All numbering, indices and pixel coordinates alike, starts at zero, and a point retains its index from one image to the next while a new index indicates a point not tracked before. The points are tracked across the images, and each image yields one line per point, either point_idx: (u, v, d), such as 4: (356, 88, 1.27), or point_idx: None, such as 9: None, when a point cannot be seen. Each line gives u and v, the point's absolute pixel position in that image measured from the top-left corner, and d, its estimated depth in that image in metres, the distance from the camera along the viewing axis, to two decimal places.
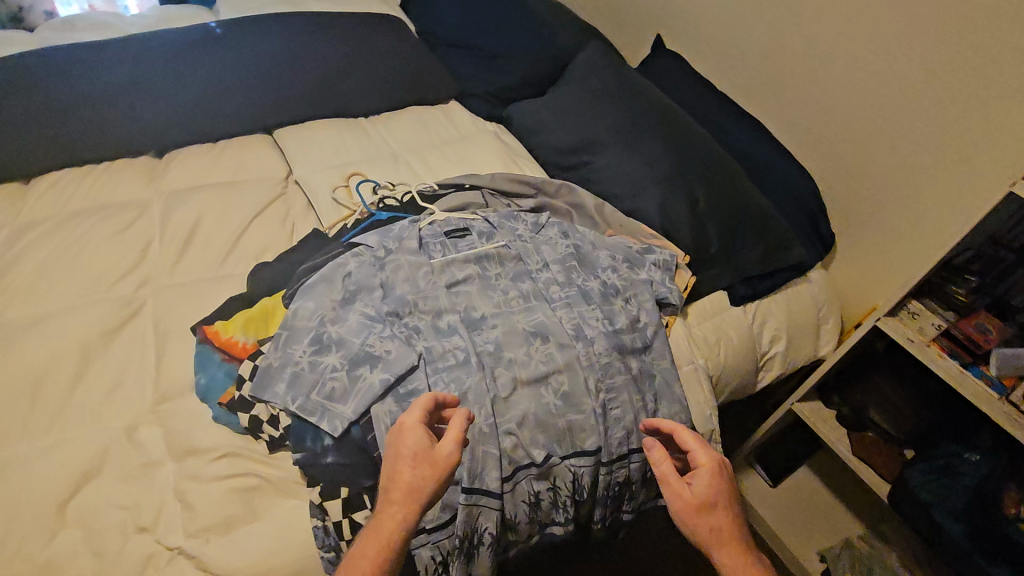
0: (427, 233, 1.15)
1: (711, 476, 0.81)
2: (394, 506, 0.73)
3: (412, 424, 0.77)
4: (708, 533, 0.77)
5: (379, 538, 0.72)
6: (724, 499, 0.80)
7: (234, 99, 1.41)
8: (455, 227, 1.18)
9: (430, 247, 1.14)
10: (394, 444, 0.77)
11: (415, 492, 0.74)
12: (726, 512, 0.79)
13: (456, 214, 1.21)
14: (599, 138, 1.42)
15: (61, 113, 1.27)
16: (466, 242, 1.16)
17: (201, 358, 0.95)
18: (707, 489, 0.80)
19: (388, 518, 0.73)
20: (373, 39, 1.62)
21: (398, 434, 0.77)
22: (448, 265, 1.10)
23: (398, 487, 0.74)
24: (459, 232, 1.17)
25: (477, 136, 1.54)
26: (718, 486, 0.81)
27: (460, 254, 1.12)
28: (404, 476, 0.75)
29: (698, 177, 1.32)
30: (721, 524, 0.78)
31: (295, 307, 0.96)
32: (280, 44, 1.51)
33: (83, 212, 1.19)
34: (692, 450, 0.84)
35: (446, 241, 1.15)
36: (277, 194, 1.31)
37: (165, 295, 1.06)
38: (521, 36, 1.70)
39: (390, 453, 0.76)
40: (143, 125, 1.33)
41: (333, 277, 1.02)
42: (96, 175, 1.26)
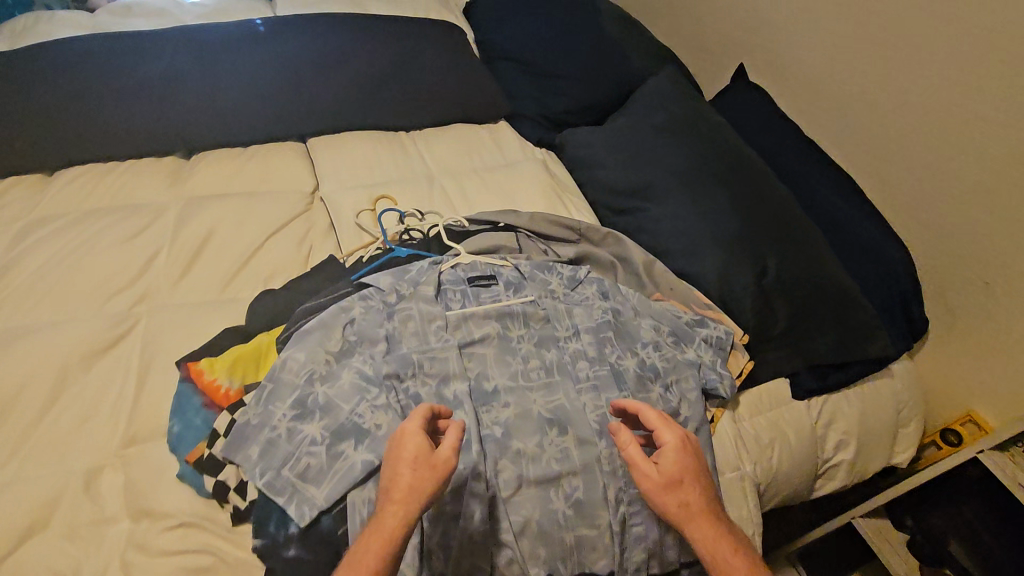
0: (448, 279, 1.02)
1: (680, 452, 0.71)
2: (391, 510, 0.61)
3: (412, 424, 0.67)
4: (677, 510, 0.69)
5: (376, 544, 0.60)
6: (698, 477, 0.71)
7: (271, 101, 1.33)
8: (480, 273, 1.05)
9: (449, 296, 1.01)
10: (392, 446, 0.66)
11: (413, 491, 0.62)
12: (700, 489, 0.70)
13: (484, 258, 1.07)
14: (658, 181, 1.25)
15: (93, 105, 1.22)
16: (490, 294, 1.02)
17: (180, 400, 0.86)
18: (675, 465, 0.70)
19: (385, 525, 0.61)
20: (426, 47, 1.51)
21: (396, 437, 0.66)
22: (465, 323, 0.97)
23: (395, 488, 0.63)
24: (484, 281, 1.04)
25: (524, 164, 1.40)
26: (688, 461, 0.71)
27: (480, 309, 0.99)
28: (399, 475, 0.63)
29: (770, 242, 1.13)
30: (692, 501, 0.69)
31: (285, 355, 0.86)
32: (325, 47, 1.41)
33: (97, 213, 1.12)
34: (660, 430, 0.73)
35: (467, 289, 1.02)
36: (299, 210, 1.21)
37: (161, 317, 0.98)
38: (586, 58, 1.54)
39: (388, 459, 0.65)
40: (173, 123, 1.26)
41: (332, 324, 0.91)
42: (118, 173, 1.19)
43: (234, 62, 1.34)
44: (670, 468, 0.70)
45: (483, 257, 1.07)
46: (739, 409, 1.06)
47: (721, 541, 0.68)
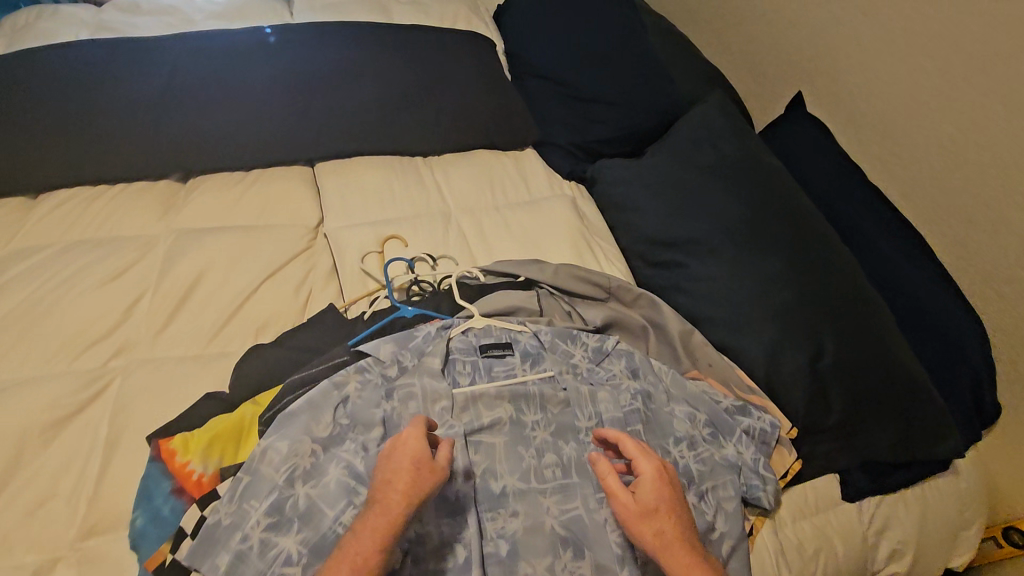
0: (458, 349, 0.91)
1: (656, 482, 0.70)
2: (382, 511, 0.63)
3: (407, 432, 0.70)
4: (653, 539, 0.67)
5: (358, 546, 0.61)
6: (675, 503, 0.70)
7: (276, 120, 1.21)
8: (494, 342, 0.93)
9: (457, 370, 0.89)
10: (385, 455, 0.69)
11: (401, 496, 0.64)
12: (675, 516, 0.69)
13: (500, 322, 0.95)
14: (699, 235, 1.11)
15: (83, 122, 1.12)
16: (504, 369, 0.91)
17: (148, 485, 0.77)
18: (649, 492, 0.69)
19: (371, 526, 0.63)
20: (447, 62, 1.37)
21: (390, 445, 0.69)
22: (473, 404, 0.85)
23: (385, 491, 0.65)
24: (498, 352, 0.92)
25: (550, 200, 1.26)
26: (664, 489, 0.70)
27: (492, 388, 0.87)
28: (389, 480, 0.65)
29: (826, 318, 0.99)
30: (668, 530, 0.68)
31: (267, 441, 0.75)
32: (336, 60, 1.28)
33: (77, 245, 1.02)
34: (637, 458, 0.73)
35: (479, 362, 0.91)
36: (300, 248, 1.10)
37: (137, 376, 0.88)
38: (624, 82, 1.39)
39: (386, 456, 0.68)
40: (169, 144, 1.15)
41: (323, 405, 0.80)
42: (106, 200, 1.09)
43: (237, 76, 1.21)
44: (645, 494, 0.69)
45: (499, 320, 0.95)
46: (778, 512, 0.93)
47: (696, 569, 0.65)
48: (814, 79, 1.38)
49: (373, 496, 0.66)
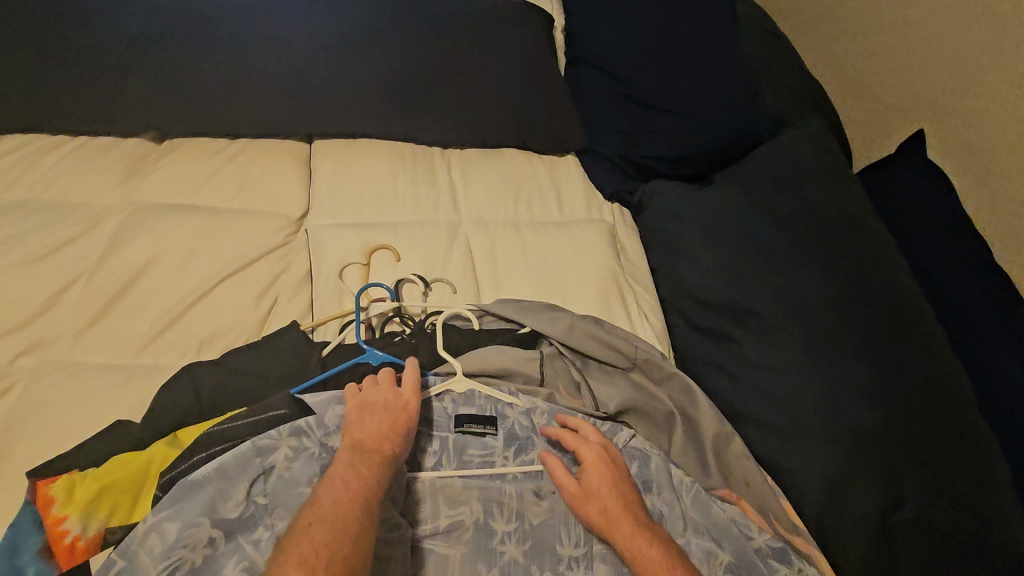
0: (426, 418, 0.73)
1: (598, 463, 0.68)
2: (361, 450, 0.63)
3: (389, 384, 0.70)
4: (596, 517, 0.65)
5: (349, 478, 0.59)
6: (623, 482, 0.68)
7: (270, 85, 1.01)
8: (473, 413, 0.74)
9: (420, 445, 0.71)
10: (363, 401, 0.68)
11: (393, 439, 0.65)
12: (622, 494, 0.66)
13: (486, 388, 0.75)
14: (759, 306, 0.87)
15: (46, 59, 0.95)
16: (479, 452, 0.72)
17: (13, 539, 0.61)
18: (593, 475, 0.67)
19: (359, 462, 0.61)
20: (486, 36, 1.12)
21: (371, 392, 0.69)
22: (429, 499, 0.68)
23: (376, 434, 0.65)
24: (476, 428, 0.73)
25: (584, 225, 1.03)
26: (607, 467, 0.68)
27: (457, 478, 0.69)
28: (379, 425, 0.66)
29: (918, 452, 0.74)
30: (611, 505, 0.65)
31: (155, 518, 0.58)
32: (353, 16, 1.07)
33: (17, 207, 0.87)
34: (571, 441, 0.70)
35: (449, 438, 0.72)
36: (276, 244, 0.91)
37: (45, 382, 0.73)
38: (697, 91, 1.14)
39: (374, 400, 0.68)
40: (143, 97, 0.97)
41: (238, 475, 0.62)
42: (60, 156, 0.93)
43: (232, 22, 1.01)
44: (590, 475, 0.67)
45: (486, 386, 0.75)
46: None
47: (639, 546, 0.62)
48: (942, 117, 1.08)
49: (356, 437, 0.64)
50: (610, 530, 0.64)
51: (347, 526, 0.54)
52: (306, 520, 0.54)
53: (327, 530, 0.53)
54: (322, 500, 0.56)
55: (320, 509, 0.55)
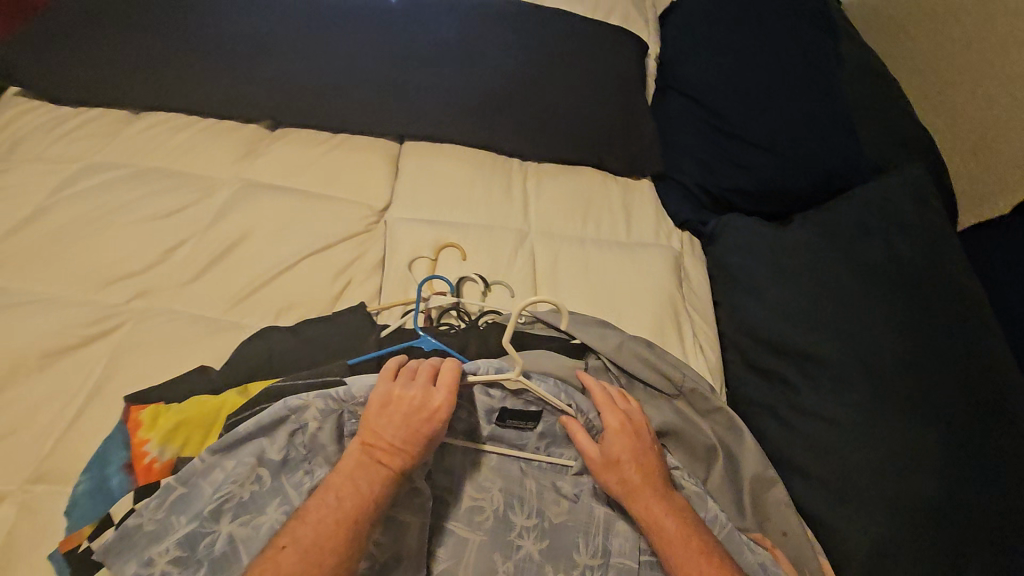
0: (465, 396, 0.70)
1: (620, 434, 0.69)
2: (365, 467, 0.62)
3: (423, 381, 0.66)
4: (616, 485, 0.67)
5: (348, 494, 0.61)
6: (646, 448, 0.70)
7: (374, 88, 1.11)
8: (516, 407, 0.70)
9: (456, 416, 0.70)
10: (390, 395, 0.66)
11: (404, 451, 0.63)
12: (642, 465, 0.68)
13: (539, 392, 0.67)
14: (823, 354, 0.83)
15: (195, 53, 1.11)
16: (514, 444, 0.72)
17: (105, 450, 0.71)
18: (614, 444, 0.68)
19: (365, 473, 0.62)
20: (576, 60, 1.17)
21: (400, 388, 0.66)
22: (457, 479, 0.71)
23: (389, 441, 0.63)
24: (517, 423, 0.71)
25: (649, 248, 1.04)
26: (629, 438, 0.69)
27: (487, 462, 0.72)
28: (394, 431, 0.63)
29: (983, 534, 0.68)
30: (631, 476, 0.67)
31: (212, 457, 0.65)
32: (456, 37, 1.17)
33: (151, 172, 1.01)
34: (599, 403, 0.71)
35: (486, 422, 0.71)
36: (357, 230, 0.99)
37: (149, 322, 0.85)
38: (786, 128, 1.11)
39: (394, 400, 0.65)
40: (265, 89, 1.10)
41: (279, 431, 0.67)
42: (190, 133, 1.08)
43: (350, 34, 1.14)
44: (611, 445, 0.68)
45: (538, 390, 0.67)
46: None
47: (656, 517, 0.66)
48: None
49: (368, 438, 0.64)
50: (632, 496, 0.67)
51: (320, 554, 0.57)
52: (280, 543, 0.57)
53: (296, 561, 0.56)
54: (307, 520, 0.59)
55: (303, 528, 0.58)
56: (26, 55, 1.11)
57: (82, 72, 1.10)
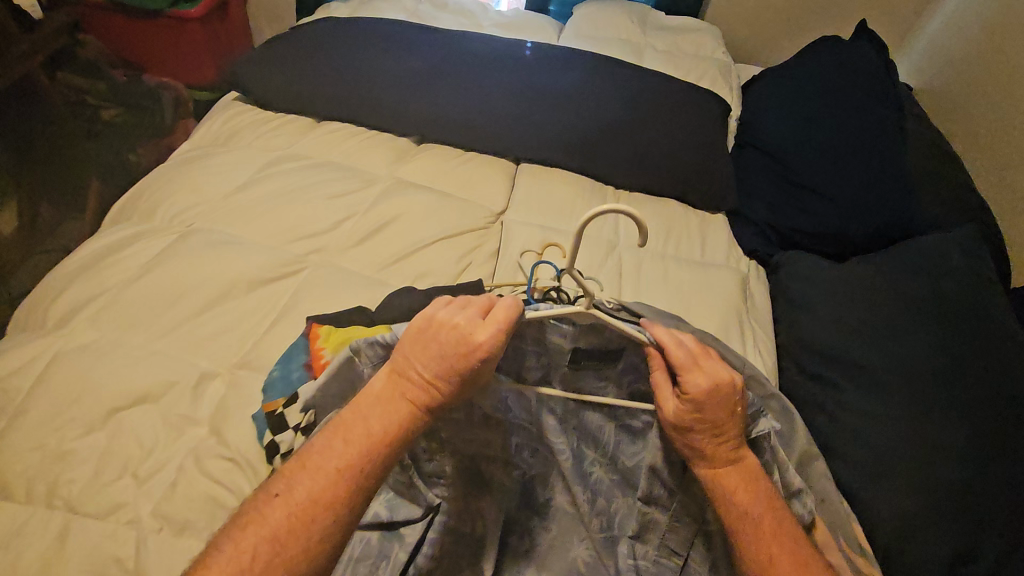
0: (530, 337, 0.79)
1: (694, 405, 0.73)
2: (388, 408, 0.64)
3: (464, 316, 0.66)
4: (688, 450, 0.76)
5: (361, 434, 0.62)
6: (724, 416, 0.73)
7: (503, 119, 1.39)
8: (589, 346, 0.79)
9: (528, 363, 0.82)
10: (430, 327, 0.67)
11: (431, 387, 0.64)
12: (717, 435, 0.73)
13: (619, 327, 0.75)
14: (868, 361, 0.97)
15: (371, 83, 1.44)
16: (594, 383, 0.83)
17: (292, 352, 0.94)
18: (685, 413, 0.74)
19: (386, 413, 0.64)
20: (670, 113, 1.42)
21: (445, 315, 0.67)
22: (538, 415, 0.86)
23: (419, 378, 0.65)
24: (591, 364, 0.81)
25: (720, 269, 1.21)
26: (706, 407, 0.72)
27: (567, 404, 0.85)
28: (426, 363, 0.64)
29: (1002, 518, 0.79)
30: (704, 445, 0.74)
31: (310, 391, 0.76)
32: (573, 90, 1.45)
33: (327, 165, 1.30)
34: (681, 360, 0.73)
35: (563, 361, 0.81)
36: (479, 225, 1.24)
37: (323, 270, 1.10)
38: (851, 179, 1.27)
39: (430, 334, 0.66)
40: (419, 112, 1.40)
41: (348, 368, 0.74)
42: (357, 139, 1.37)
43: (492, 82, 1.46)
44: (684, 413, 0.74)
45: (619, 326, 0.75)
46: None
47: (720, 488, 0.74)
48: None
49: (399, 372, 0.66)
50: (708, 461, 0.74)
51: (314, 506, 0.58)
52: (274, 490, 0.59)
53: (281, 513, 0.57)
54: (309, 464, 0.60)
55: (303, 470, 0.60)
56: (252, 74, 1.48)
57: (284, 88, 1.45)
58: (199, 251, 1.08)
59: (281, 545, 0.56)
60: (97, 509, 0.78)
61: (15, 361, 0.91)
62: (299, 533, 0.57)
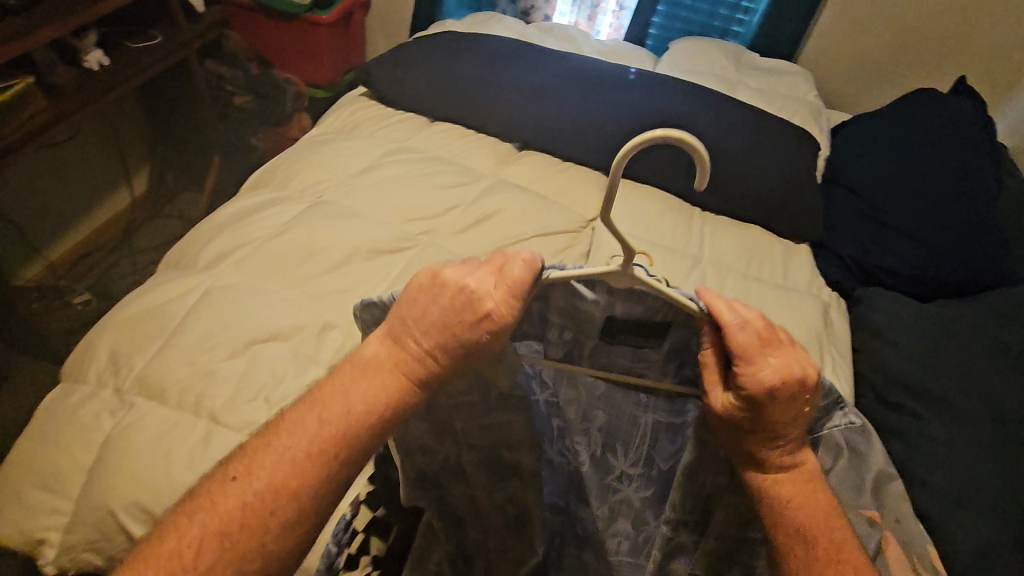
0: (557, 306, 0.80)
1: (747, 404, 0.70)
2: (377, 380, 0.65)
3: (469, 279, 0.66)
4: (741, 449, 0.75)
5: (339, 408, 0.63)
6: (782, 418, 0.70)
7: (603, 132, 1.48)
8: (625, 317, 0.80)
9: (553, 335, 0.85)
10: (436, 287, 0.67)
11: (425, 359, 0.66)
12: (770, 439, 0.71)
13: (675, 297, 0.72)
14: (953, 397, 0.99)
15: (484, 88, 1.57)
16: (626, 355, 0.86)
17: None
18: (734, 411, 0.72)
19: (376, 384, 0.65)
20: (764, 144, 1.48)
21: (454, 276, 0.67)
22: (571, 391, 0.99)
23: (413, 349, 0.66)
24: (627, 338, 0.84)
25: (801, 294, 1.25)
26: (763, 408, 0.69)
27: (602, 387, 0.98)
28: (425, 328, 0.66)
29: None
30: (756, 447, 0.72)
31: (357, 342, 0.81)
32: (673, 113, 1.53)
33: (439, 159, 1.43)
34: (758, 336, 0.70)
35: (592, 332, 0.83)
36: (572, 228, 1.32)
37: (431, 249, 1.21)
38: (945, 225, 1.30)
39: (432, 296, 0.67)
40: (525, 120, 1.51)
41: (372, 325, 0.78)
42: (466, 140, 1.50)
43: (596, 98, 1.56)
44: (734, 409, 0.72)
45: (670, 294, 0.72)
46: None
47: (772, 495, 0.72)
48: None
49: (395, 337, 0.67)
50: (761, 464, 0.73)
51: (275, 494, 0.59)
52: (231, 473, 0.60)
53: (236, 494, 0.59)
54: (270, 448, 0.61)
55: (266, 457, 0.60)
56: (378, 71, 1.63)
57: (406, 87, 1.59)
58: (325, 220, 1.20)
59: (231, 538, 0.57)
60: (235, 421, 0.89)
61: (172, 292, 1.05)
62: (255, 528, 0.57)
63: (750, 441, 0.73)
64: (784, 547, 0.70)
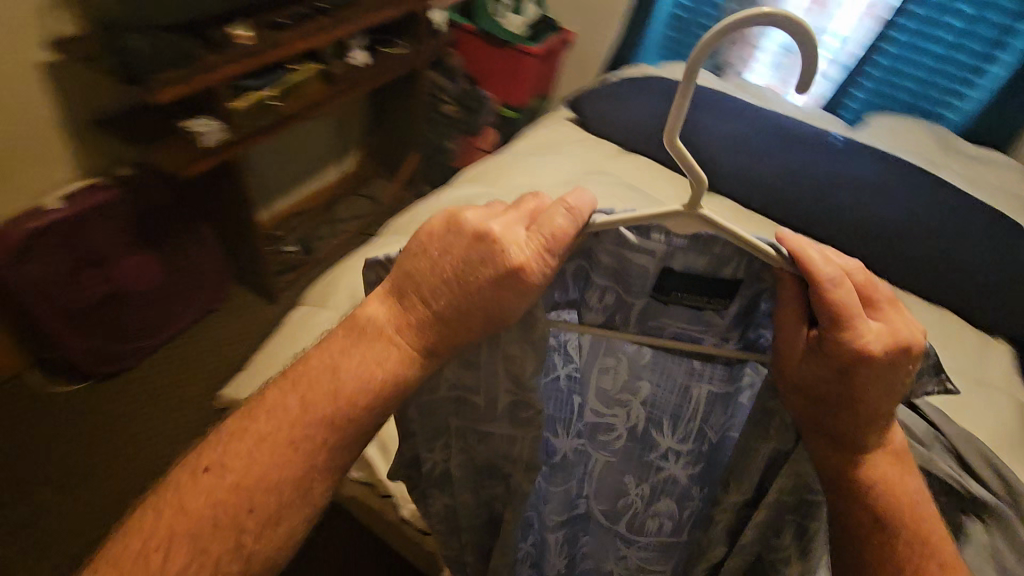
0: (602, 262, 0.78)
1: (843, 376, 0.66)
2: (374, 344, 0.63)
3: (503, 225, 0.63)
4: (829, 433, 0.70)
5: (330, 370, 0.62)
6: (876, 392, 0.66)
7: (795, 189, 1.56)
8: (684, 271, 0.77)
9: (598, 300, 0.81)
10: (457, 229, 0.63)
11: (435, 308, 0.63)
12: (862, 416, 0.68)
13: (755, 247, 0.66)
14: None
15: (681, 130, 1.67)
16: (678, 315, 0.82)
17: None
18: (824, 384, 0.68)
19: (371, 344, 0.63)
20: (976, 226, 1.41)
21: (476, 218, 0.63)
22: (611, 357, 0.90)
23: (424, 294, 0.63)
24: (684, 299, 0.79)
25: (993, 387, 1.24)
26: (861, 381, 0.65)
27: (649, 353, 0.89)
28: (441, 278, 0.62)
29: None
30: (847, 427, 0.69)
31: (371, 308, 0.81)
32: (875, 177, 1.51)
33: (635, 186, 1.55)
34: (857, 294, 0.65)
35: (642, 291, 0.79)
36: None
37: None
38: None
39: (453, 233, 0.63)
40: (719, 166, 1.63)
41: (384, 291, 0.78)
42: (658, 174, 1.67)
43: (795, 152, 1.58)
44: (824, 384, 0.68)
45: (753, 245, 0.66)
46: None
47: (865, 487, 0.70)
48: None
49: (400, 287, 0.64)
50: (856, 452, 0.70)
51: (256, 487, 0.58)
52: (202, 464, 0.59)
53: (216, 482, 0.58)
54: (245, 439, 0.60)
55: (240, 449, 0.59)
56: (587, 101, 1.82)
57: (611, 117, 1.76)
58: None
59: (201, 541, 0.56)
60: None
61: None
62: (226, 532, 0.57)
63: (839, 421, 0.69)
64: (882, 541, 0.69)
